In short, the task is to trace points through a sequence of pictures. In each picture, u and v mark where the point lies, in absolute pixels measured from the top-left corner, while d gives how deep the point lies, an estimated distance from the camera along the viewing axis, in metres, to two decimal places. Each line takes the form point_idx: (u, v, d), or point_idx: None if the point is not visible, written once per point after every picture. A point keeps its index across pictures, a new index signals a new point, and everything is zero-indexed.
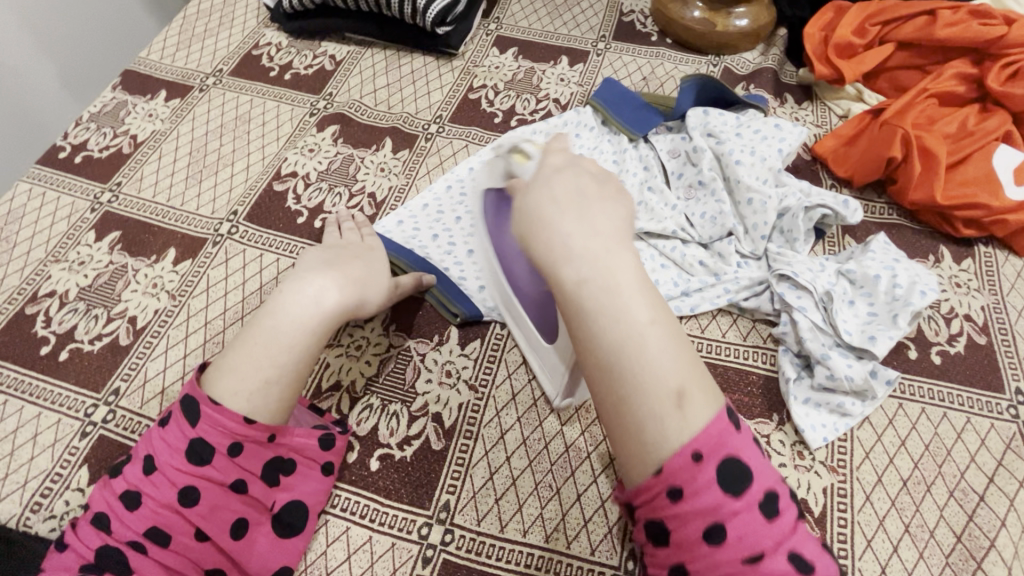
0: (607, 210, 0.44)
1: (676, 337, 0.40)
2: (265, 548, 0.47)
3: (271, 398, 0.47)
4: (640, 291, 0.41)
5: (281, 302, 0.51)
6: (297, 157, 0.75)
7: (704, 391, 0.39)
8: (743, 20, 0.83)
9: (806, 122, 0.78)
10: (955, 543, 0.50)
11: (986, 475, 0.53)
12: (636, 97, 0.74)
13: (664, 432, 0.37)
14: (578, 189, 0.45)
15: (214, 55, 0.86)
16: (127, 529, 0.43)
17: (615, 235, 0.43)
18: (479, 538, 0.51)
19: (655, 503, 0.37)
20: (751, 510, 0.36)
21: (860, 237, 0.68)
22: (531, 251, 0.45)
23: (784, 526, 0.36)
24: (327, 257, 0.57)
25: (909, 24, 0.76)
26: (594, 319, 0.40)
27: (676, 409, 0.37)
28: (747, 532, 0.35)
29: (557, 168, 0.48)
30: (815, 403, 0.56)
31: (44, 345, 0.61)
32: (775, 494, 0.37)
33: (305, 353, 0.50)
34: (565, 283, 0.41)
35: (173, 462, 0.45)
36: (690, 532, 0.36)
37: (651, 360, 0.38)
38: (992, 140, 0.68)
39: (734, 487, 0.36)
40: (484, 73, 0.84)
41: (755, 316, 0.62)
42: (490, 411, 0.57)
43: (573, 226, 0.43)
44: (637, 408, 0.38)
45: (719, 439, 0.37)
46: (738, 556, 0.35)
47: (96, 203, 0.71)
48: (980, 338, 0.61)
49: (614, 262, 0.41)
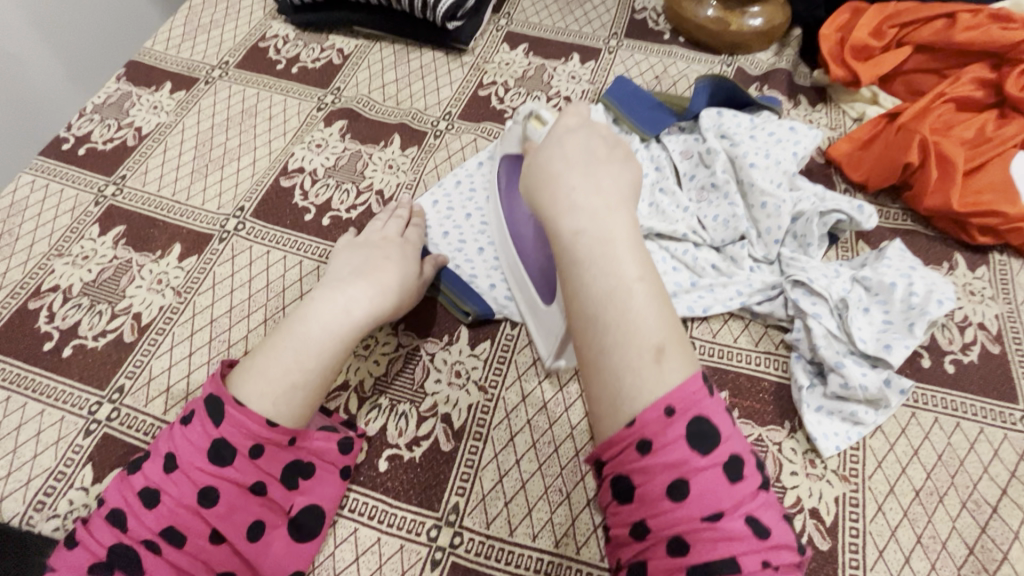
0: (611, 172, 0.48)
1: (661, 297, 0.42)
2: (279, 552, 0.46)
3: (294, 404, 0.47)
4: (633, 248, 0.43)
5: (312, 309, 0.51)
6: (304, 152, 0.74)
7: (683, 351, 0.40)
8: (757, 20, 0.82)
9: (821, 125, 0.77)
10: (967, 555, 0.50)
11: (999, 486, 0.53)
12: (649, 96, 0.73)
13: (639, 385, 0.39)
14: (587, 151, 0.49)
15: (221, 46, 0.85)
16: (143, 527, 0.43)
17: (617, 197, 0.46)
18: (488, 541, 0.50)
19: (624, 457, 0.38)
20: (715, 470, 0.37)
21: (874, 243, 0.67)
22: (537, 206, 0.48)
23: (745, 491, 0.37)
24: (357, 265, 0.56)
25: (927, 26, 0.75)
26: (586, 269, 0.43)
27: (653, 363, 0.39)
28: (708, 490, 0.37)
29: (568, 129, 0.51)
30: (828, 411, 0.55)
31: (48, 341, 0.60)
32: (740, 459, 0.38)
33: (332, 361, 0.50)
34: (564, 233, 0.45)
35: (195, 461, 0.44)
36: (655, 486, 0.37)
37: (636, 311, 0.41)
38: (1010, 147, 0.67)
39: (701, 447, 0.37)
40: (494, 70, 0.83)
41: (767, 322, 0.62)
42: (499, 413, 0.56)
43: (579, 182, 0.47)
44: (616, 359, 0.40)
45: (692, 399, 0.38)
46: (697, 512, 0.36)
47: (100, 196, 0.70)
48: (994, 347, 0.60)
49: (612, 218, 0.45)
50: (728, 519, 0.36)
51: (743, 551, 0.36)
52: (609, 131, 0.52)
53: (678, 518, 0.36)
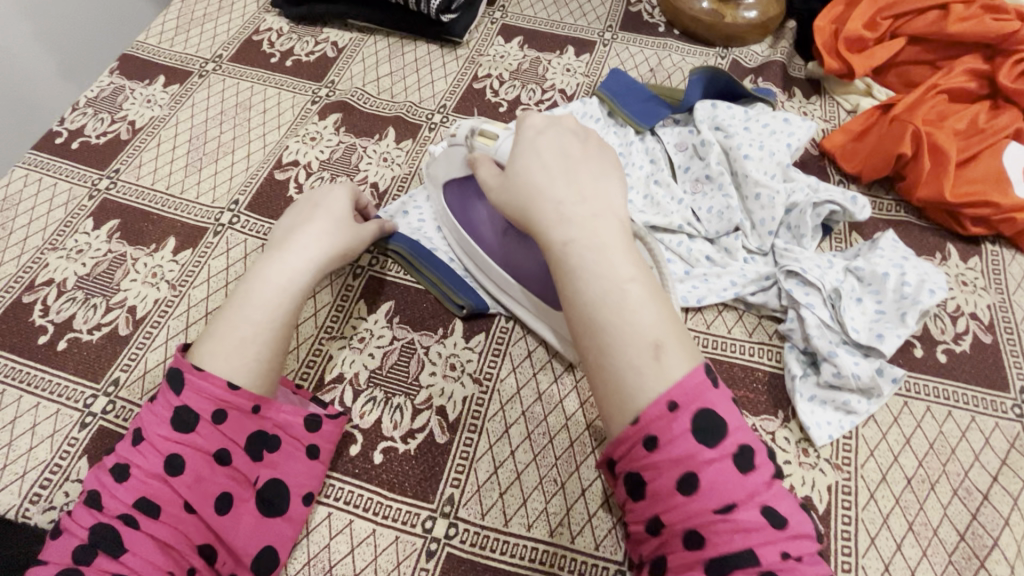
0: (590, 175, 0.48)
1: (654, 293, 0.43)
2: (248, 526, 0.46)
3: (247, 355, 0.47)
4: (625, 251, 0.44)
5: (258, 270, 0.52)
6: (298, 145, 0.73)
7: (682, 346, 0.41)
8: (752, 12, 0.82)
9: (815, 117, 0.77)
10: (958, 542, 0.50)
11: (990, 474, 0.53)
12: (643, 89, 0.73)
13: (641, 382, 0.39)
14: (562, 155, 0.50)
15: (214, 40, 0.85)
16: (117, 502, 0.43)
17: (602, 202, 0.47)
18: (483, 532, 0.51)
19: (633, 454, 0.39)
20: (726, 460, 0.37)
21: (868, 234, 0.67)
22: (523, 219, 0.48)
23: (759, 481, 0.37)
24: (293, 221, 0.57)
25: (920, 18, 0.75)
26: (580, 274, 0.43)
27: (653, 359, 0.40)
28: (721, 481, 0.37)
29: (536, 133, 0.51)
30: (821, 400, 0.56)
31: (42, 335, 0.60)
32: (751, 449, 0.38)
33: (282, 311, 0.50)
34: (555, 244, 0.45)
35: (161, 431, 0.44)
36: (665, 482, 0.37)
37: (631, 312, 0.41)
38: (1002, 138, 0.68)
39: (708, 438, 0.37)
40: (489, 63, 0.82)
41: (761, 312, 0.62)
42: (494, 405, 0.56)
43: (564, 192, 0.47)
44: (616, 358, 0.40)
45: (694, 391, 0.38)
46: (710, 504, 0.36)
47: (93, 190, 0.70)
48: (986, 336, 0.60)
49: (601, 223, 0.45)
50: (743, 510, 0.36)
51: (760, 541, 0.36)
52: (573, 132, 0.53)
53: (691, 511, 0.37)
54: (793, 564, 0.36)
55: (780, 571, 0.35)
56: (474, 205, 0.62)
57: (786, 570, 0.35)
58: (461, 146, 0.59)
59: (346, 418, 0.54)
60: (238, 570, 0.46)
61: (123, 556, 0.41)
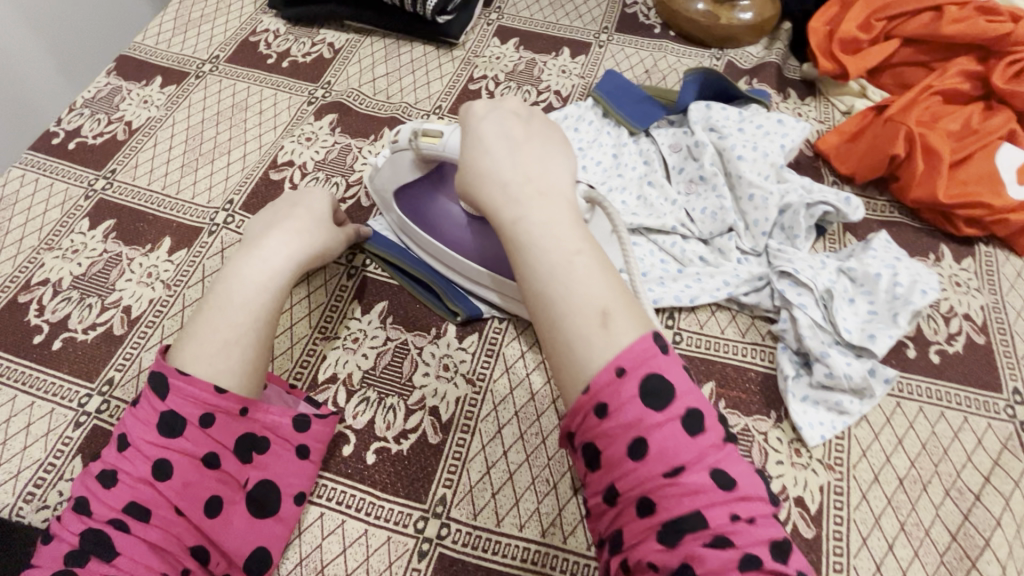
0: (535, 151, 0.48)
1: (602, 262, 0.43)
2: (241, 527, 0.47)
3: (232, 359, 0.48)
4: (573, 225, 0.44)
5: (234, 270, 0.52)
6: (294, 145, 0.74)
7: (630, 314, 0.41)
8: (747, 13, 0.82)
9: (809, 118, 0.77)
10: (950, 542, 0.50)
11: (982, 474, 0.53)
12: (638, 90, 0.74)
13: (590, 351, 0.39)
14: (504, 134, 0.49)
15: (211, 41, 0.85)
16: (107, 507, 0.43)
17: (547, 179, 0.46)
18: (475, 532, 0.51)
19: (586, 424, 0.38)
20: (674, 423, 0.37)
21: (861, 235, 0.68)
22: (473, 202, 0.48)
23: (706, 445, 0.37)
24: (266, 220, 0.57)
25: (914, 19, 0.75)
26: (528, 251, 0.43)
27: (601, 328, 0.40)
28: (670, 445, 0.36)
29: (480, 119, 0.50)
30: (814, 400, 0.56)
31: (38, 334, 0.60)
32: (699, 412, 0.38)
33: (260, 311, 0.50)
34: (505, 222, 0.45)
35: (147, 436, 0.44)
36: (615, 449, 0.37)
37: (579, 282, 0.41)
38: (996, 139, 0.68)
39: (655, 402, 0.37)
40: (485, 64, 0.83)
41: (754, 313, 0.62)
42: (487, 405, 0.57)
43: (509, 170, 0.46)
44: (565, 330, 0.40)
45: (641, 356, 0.38)
46: (658, 469, 0.36)
47: (90, 190, 0.70)
48: (979, 337, 0.61)
49: (547, 199, 0.45)
50: (692, 473, 0.36)
51: (709, 503, 0.35)
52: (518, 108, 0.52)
53: (642, 477, 0.36)
54: (742, 525, 0.35)
55: (729, 532, 0.35)
56: (431, 202, 0.62)
57: (736, 532, 0.35)
58: (405, 150, 0.58)
59: (336, 418, 0.54)
60: (231, 571, 0.46)
61: (117, 560, 0.41)
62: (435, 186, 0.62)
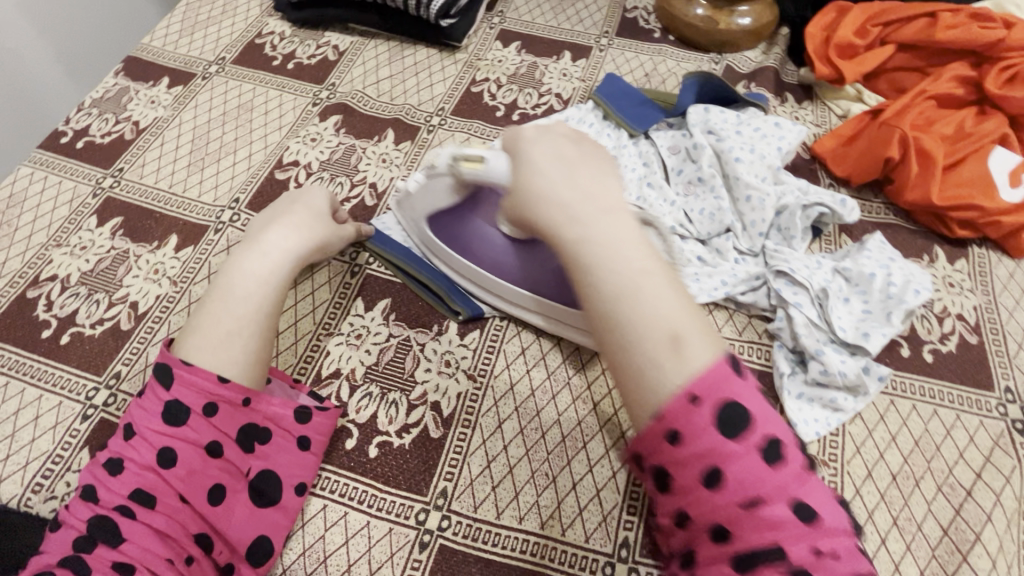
0: (589, 166, 0.45)
1: (672, 283, 0.40)
2: (242, 516, 0.47)
3: (234, 349, 0.49)
4: (638, 243, 0.41)
5: (236, 263, 0.53)
6: (299, 146, 0.75)
7: (704, 337, 0.38)
8: (745, 19, 0.83)
9: (806, 122, 0.79)
10: (942, 536, 0.51)
11: (974, 470, 0.54)
12: (637, 93, 0.75)
13: (664, 377, 0.37)
14: (554, 150, 0.46)
15: (217, 42, 0.86)
16: (113, 494, 0.44)
17: (606, 195, 0.43)
18: (476, 524, 0.52)
19: (655, 450, 0.36)
20: (751, 451, 0.35)
21: (857, 236, 0.69)
22: (526, 221, 0.45)
23: (787, 476, 0.35)
24: (267, 216, 0.58)
25: (910, 25, 0.77)
26: (592, 271, 0.40)
27: (674, 353, 0.37)
28: (747, 474, 0.34)
29: (529, 141, 0.48)
30: (808, 397, 0.57)
31: (46, 329, 0.61)
32: (779, 441, 0.36)
33: (262, 303, 0.52)
34: (565, 241, 0.42)
35: (152, 425, 0.45)
36: (687, 476, 0.35)
37: (649, 304, 0.38)
38: (989, 143, 0.69)
39: (734, 430, 0.35)
40: (487, 67, 0.84)
41: (751, 312, 0.63)
42: (488, 400, 0.58)
43: (565, 185, 0.44)
44: (635, 354, 0.38)
45: (715, 381, 0.36)
46: (734, 499, 0.34)
47: (98, 188, 0.71)
48: (971, 337, 0.62)
49: (608, 214, 0.42)
50: (771, 505, 0.34)
51: (792, 539, 0.33)
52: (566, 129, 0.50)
53: (717, 506, 0.34)
54: (829, 563, 0.33)
55: (813, 569, 0.33)
56: (470, 227, 0.60)
57: (822, 568, 0.33)
58: (444, 174, 0.56)
59: (338, 411, 0.54)
60: (233, 560, 0.47)
61: (122, 545, 0.42)
62: (472, 209, 0.60)
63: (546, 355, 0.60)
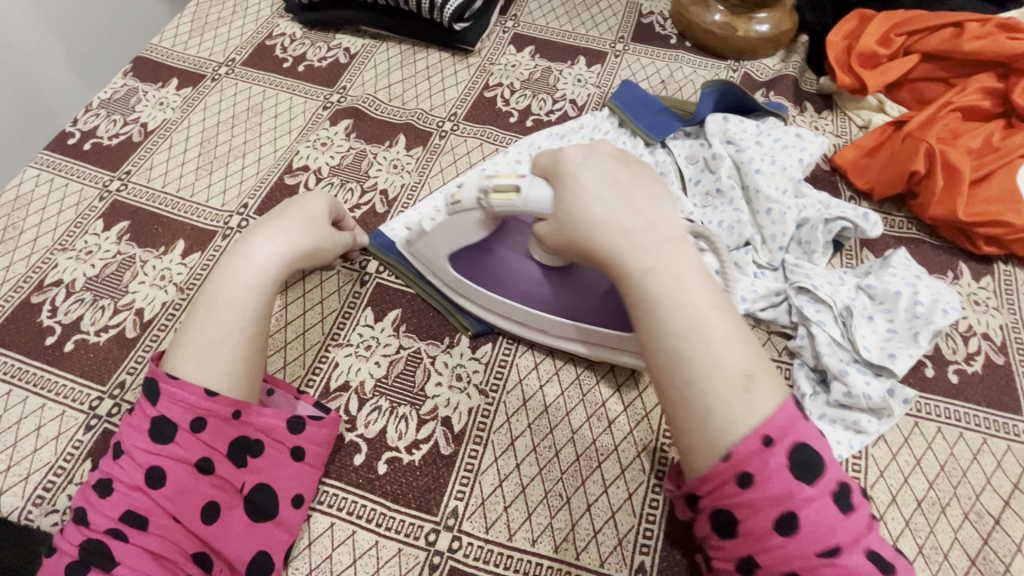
0: (648, 196, 0.46)
1: (736, 321, 0.42)
2: (239, 532, 0.46)
3: (218, 359, 0.47)
4: (704, 278, 0.42)
5: (220, 271, 0.51)
6: (309, 150, 0.74)
7: (768, 377, 0.40)
8: (764, 26, 0.82)
9: (826, 132, 0.77)
10: (969, 567, 0.49)
11: (1001, 498, 0.53)
12: (655, 101, 0.73)
13: (732, 416, 0.39)
14: (613, 178, 0.46)
15: (228, 43, 0.85)
16: (103, 517, 0.42)
17: (668, 228, 0.44)
18: (487, 546, 0.50)
19: (724, 491, 0.39)
20: (824, 498, 0.38)
21: (879, 251, 0.67)
22: (584, 250, 0.45)
23: (857, 524, 0.39)
24: (256, 221, 0.56)
25: (934, 35, 0.75)
26: (661, 306, 0.41)
27: (744, 392, 0.39)
28: (820, 521, 0.38)
29: (577, 164, 0.47)
30: (830, 419, 0.55)
31: (50, 336, 0.60)
32: (844, 488, 0.39)
33: (247, 310, 0.50)
34: (633, 272, 0.43)
35: (139, 444, 0.44)
36: (761, 522, 0.38)
37: (718, 344, 0.40)
38: (1017, 157, 0.67)
39: (807, 477, 0.38)
40: (500, 71, 0.83)
41: (771, 328, 0.61)
42: (500, 417, 0.56)
43: (629, 217, 0.44)
44: (704, 392, 0.39)
45: (787, 425, 0.39)
46: (811, 546, 0.37)
47: (104, 191, 0.70)
48: (998, 357, 0.60)
49: (674, 249, 0.43)
50: (846, 553, 0.37)
51: None
52: (611, 149, 0.50)
53: (791, 552, 0.37)
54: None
55: None
56: (496, 258, 0.57)
57: None
58: (471, 211, 0.51)
59: (335, 418, 0.53)
60: None
61: (116, 568, 0.41)
62: (497, 241, 0.57)
63: (560, 370, 0.59)
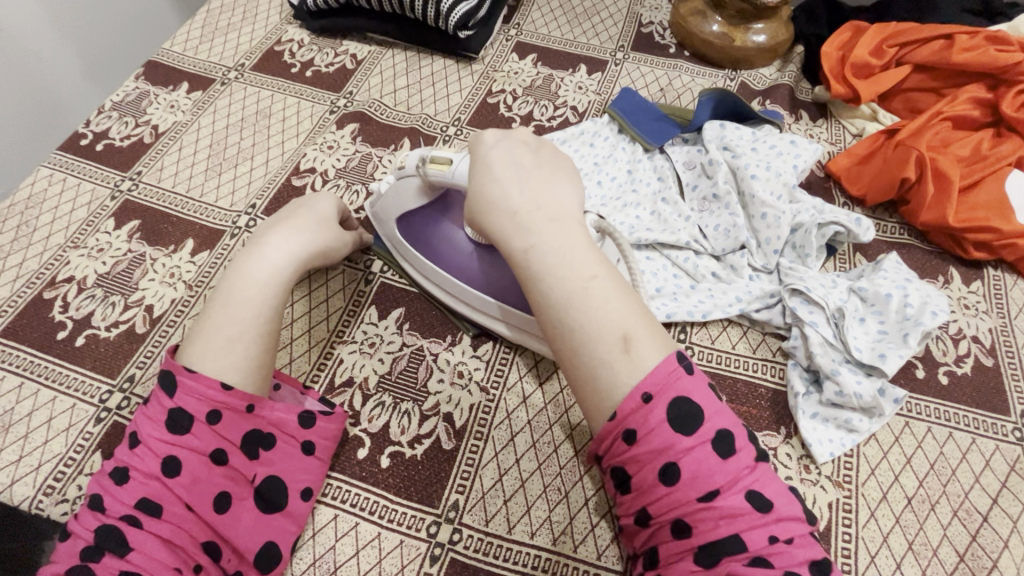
0: (544, 179, 0.48)
1: (621, 289, 0.43)
2: (249, 523, 0.47)
3: (234, 355, 0.49)
4: (586, 251, 0.44)
5: (235, 268, 0.53)
6: (316, 153, 0.75)
7: (650, 337, 0.42)
8: (761, 36, 0.84)
9: (821, 140, 0.79)
10: (957, 562, 0.51)
11: (990, 496, 0.54)
12: (653, 108, 0.75)
13: (614, 376, 0.40)
14: (513, 163, 0.49)
15: (237, 49, 0.87)
16: (119, 503, 0.43)
17: (554, 208, 0.46)
18: (487, 538, 0.51)
19: (614, 449, 0.40)
20: (704, 447, 0.38)
21: (871, 255, 0.69)
22: (487, 234, 0.48)
23: (740, 467, 0.38)
24: (269, 221, 0.58)
25: (925, 47, 0.77)
26: (543, 281, 0.44)
27: (623, 354, 0.41)
28: (701, 469, 0.38)
29: (490, 146, 0.51)
30: (823, 417, 0.57)
31: (61, 330, 0.61)
32: (730, 435, 0.39)
33: (262, 307, 0.51)
34: (516, 252, 0.45)
35: (156, 433, 0.45)
36: (647, 474, 0.39)
37: (597, 310, 0.42)
38: (1005, 165, 0.69)
39: (686, 428, 0.38)
40: (503, 78, 0.85)
41: (765, 329, 0.63)
42: (501, 413, 0.57)
43: (520, 199, 0.47)
44: (586, 357, 0.42)
45: (666, 381, 0.39)
46: (691, 493, 0.38)
47: (116, 191, 0.72)
48: (987, 360, 0.61)
49: (559, 227, 0.45)
50: (726, 496, 0.37)
51: (748, 524, 0.37)
52: (528, 137, 0.53)
53: (674, 499, 0.38)
54: (782, 546, 0.37)
55: (769, 555, 0.36)
56: (438, 230, 0.60)
57: (776, 554, 0.36)
58: (412, 176, 0.57)
59: (343, 416, 0.54)
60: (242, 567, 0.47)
61: (130, 555, 0.42)
62: (442, 215, 0.60)
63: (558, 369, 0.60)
